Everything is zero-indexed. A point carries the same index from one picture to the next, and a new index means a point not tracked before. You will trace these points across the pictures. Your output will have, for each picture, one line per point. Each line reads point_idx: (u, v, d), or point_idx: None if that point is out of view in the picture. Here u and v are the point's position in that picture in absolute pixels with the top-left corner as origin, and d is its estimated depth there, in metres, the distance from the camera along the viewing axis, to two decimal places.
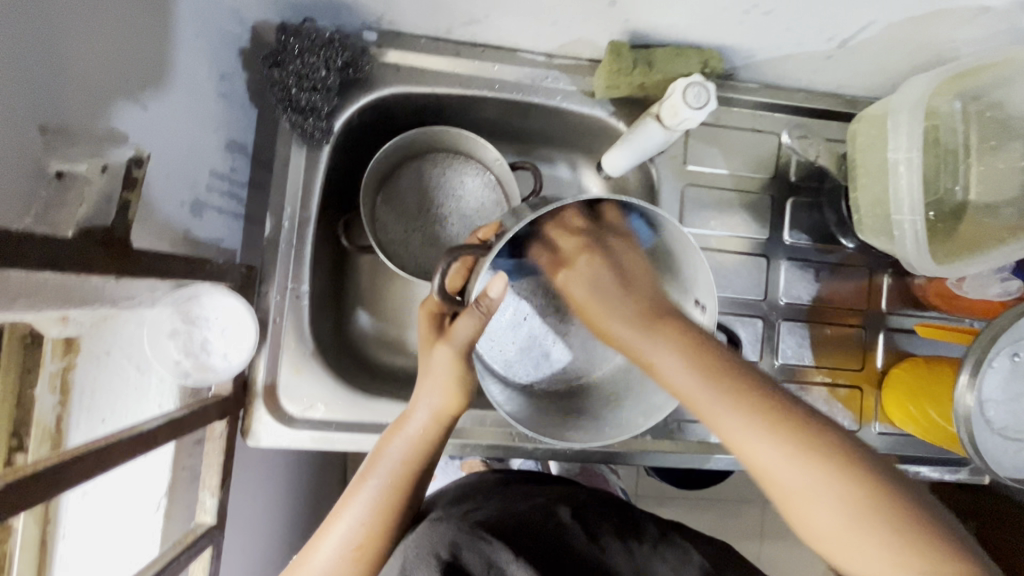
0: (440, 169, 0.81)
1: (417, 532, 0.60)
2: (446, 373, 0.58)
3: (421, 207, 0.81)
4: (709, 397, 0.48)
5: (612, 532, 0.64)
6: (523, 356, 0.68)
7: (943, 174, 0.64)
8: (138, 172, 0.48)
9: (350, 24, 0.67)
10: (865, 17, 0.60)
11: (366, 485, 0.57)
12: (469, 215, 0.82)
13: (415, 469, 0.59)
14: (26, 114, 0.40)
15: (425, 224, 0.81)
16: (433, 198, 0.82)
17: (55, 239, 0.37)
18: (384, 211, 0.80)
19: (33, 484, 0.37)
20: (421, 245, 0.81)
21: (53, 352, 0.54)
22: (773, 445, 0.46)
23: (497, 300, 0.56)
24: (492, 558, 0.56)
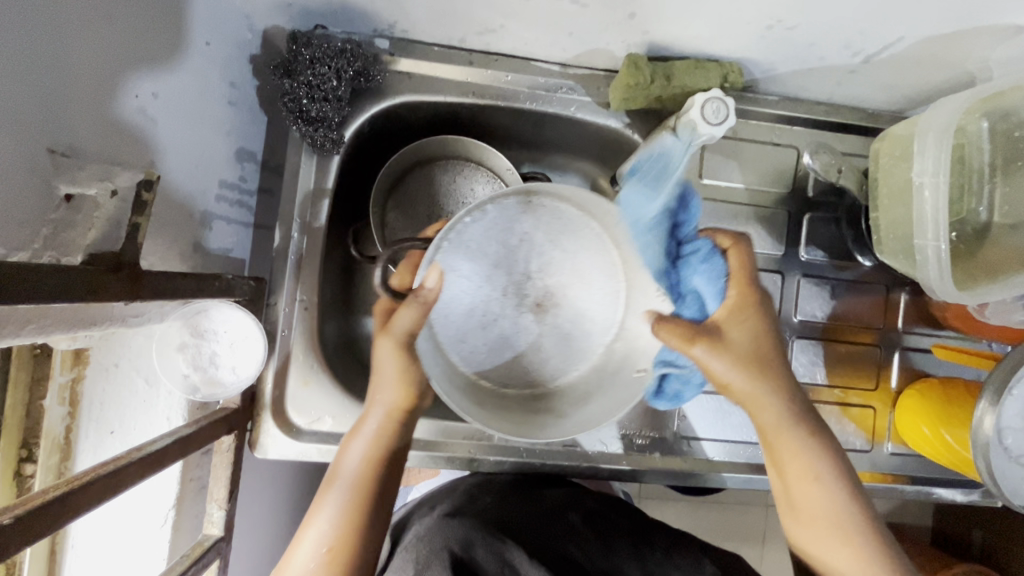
0: (450, 176, 0.80)
1: (430, 526, 0.63)
2: (393, 364, 0.60)
3: (430, 215, 0.80)
4: (780, 448, 0.60)
5: (629, 553, 0.65)
6: (495, 357, 0.68)
7: (967, 195, 0.63)
8: (148, 194, 0.47)
9: (362, 31, 0.66)
10: (893, 33, 0.58)
11: (333, 490, 0.59)
12: None
13: (377, 467, 0.60)
14: (34, 136, 0.39)
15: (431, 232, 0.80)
16: (443, 205, 0.80)
17: (64, 267, 0.36)
18: (393, 220, 0.79)
19: (40, 517, 0.36)
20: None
21: (61, 364, 0.58)
22: (824, 499, 0.58)
23: (434, 289, 0.58)
24: (507, 558, 0.59)
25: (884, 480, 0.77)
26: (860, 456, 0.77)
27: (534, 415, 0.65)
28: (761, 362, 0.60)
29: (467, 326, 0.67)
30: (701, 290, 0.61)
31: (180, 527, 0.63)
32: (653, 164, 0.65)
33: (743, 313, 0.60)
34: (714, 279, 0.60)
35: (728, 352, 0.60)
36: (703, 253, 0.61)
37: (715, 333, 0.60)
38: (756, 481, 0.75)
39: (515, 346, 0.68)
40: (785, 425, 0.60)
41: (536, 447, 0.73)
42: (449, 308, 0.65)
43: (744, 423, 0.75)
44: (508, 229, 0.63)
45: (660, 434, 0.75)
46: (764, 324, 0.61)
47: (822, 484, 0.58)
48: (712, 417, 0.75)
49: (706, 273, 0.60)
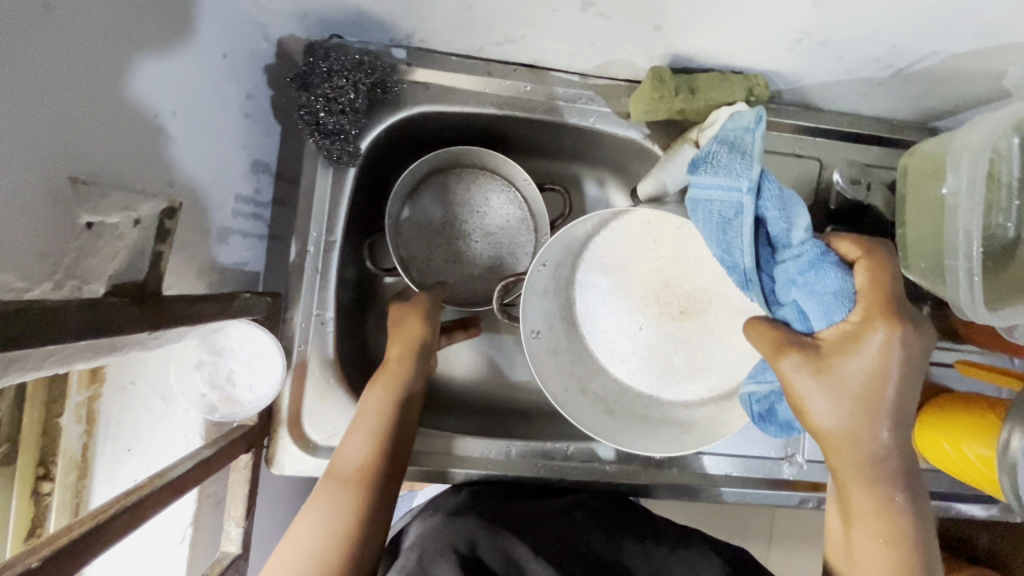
0: (465, 185, 0.79)
1: (433, 527, 0.62)
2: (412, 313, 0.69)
3: (447, 219, 0.79)
4: (857, 502, 0.48)
5: (638, 554, 0.64)
6: (648, 366, 0.70)
7: (994, 209, 0.60)
8: (170, 223, 0.49)
9: (379, 41, 0.64)
10: (927, 48, 0.56)
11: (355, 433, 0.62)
12: (493, 233, 0.80)
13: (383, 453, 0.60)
14: (56, 166, 0.38)
15: (447, 238, 0.79)
16: (459, 214, 0.79)
17: (87, 304, 0.35)
18: (407, 229, 0.78)
19: (66, 555, 0.36)
20: (441, 260, 0.79)
21: (78, 382, 0.57)
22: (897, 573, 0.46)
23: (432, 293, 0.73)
24: (512, 556, 0.59)
25: None
26: None
27: (676, 423, 0.67)
28: (877, 402, 0.44)
29: (612, 335, 0.70)
30: (803, 302, 0.50)
31: (197, 544, 0.62)
32: (721, 151, 0.52)
33: (867, 339, 0.45)
34: (822, 295, 0.48)
35: (833, 383, 0.45)
36: (806, 258, 0.49)
37: (813, 352, 0.46)
38: (774, 496, 0.75)
39: (654, 356, 0.69)
40: (876, 471, 0.46)
41: (553, 463, 0.73)
42: (588, 311, 0.71)
43: (763, 438, 0.75)
44: (646, 238, 0.67)
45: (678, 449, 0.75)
46: (895, 357, 0.44)
47: (901, 553, 0.46)
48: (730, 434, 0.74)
49: (809, 285, 0.49)
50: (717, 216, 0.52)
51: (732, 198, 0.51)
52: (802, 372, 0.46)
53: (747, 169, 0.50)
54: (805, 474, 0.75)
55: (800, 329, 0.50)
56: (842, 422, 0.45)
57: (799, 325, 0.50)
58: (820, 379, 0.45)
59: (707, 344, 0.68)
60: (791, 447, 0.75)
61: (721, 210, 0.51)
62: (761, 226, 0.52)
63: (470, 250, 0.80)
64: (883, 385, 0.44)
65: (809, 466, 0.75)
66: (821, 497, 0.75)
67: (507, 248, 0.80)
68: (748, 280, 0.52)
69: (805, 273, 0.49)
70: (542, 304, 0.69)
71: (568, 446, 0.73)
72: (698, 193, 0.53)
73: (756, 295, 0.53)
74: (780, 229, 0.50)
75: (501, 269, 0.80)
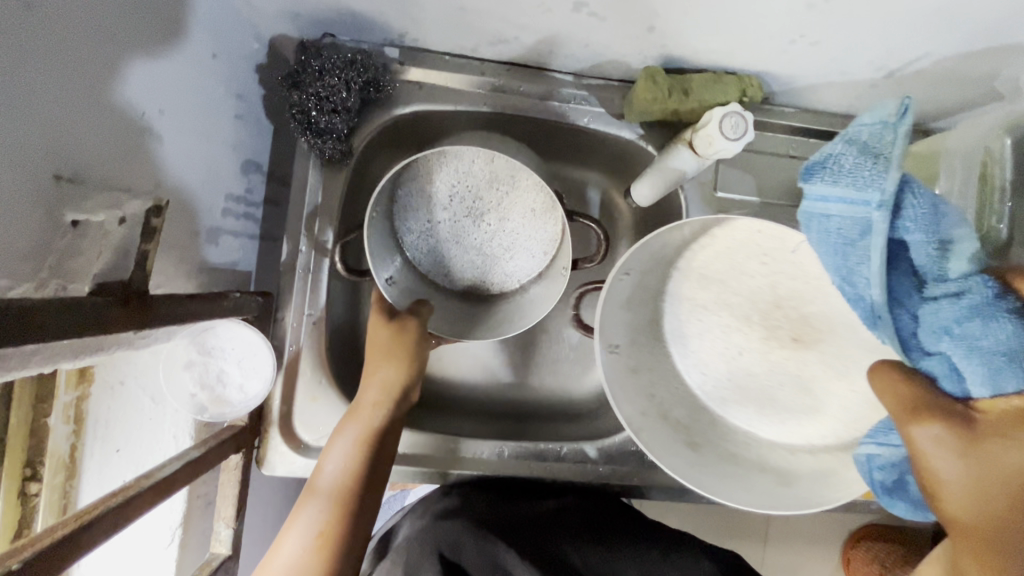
0: (484, 163, 0.67)
1: (418, 530, 0.64)
2: (388, 344, 0.64)
3: (453, 199, 0.70)
4: None
5: (630, 560, 0.64)
6: (745, 396, 0.66)
7: (986, 211, 0.59)
8: (156, 221, 0.48)
9: (371, 40, 0.63)
10: (918, 50, 0.56)
11: (316, 485, 0.59)
12: (508, 220, 0.71)
13: (353, 489, 0.59)
14: (40, 164, 0.38)
15: (452, 218, 0.71)
16: (466, 193, 0.69)
17: (70, 303, 0.35)
18: (409, 201, 0.70)
19: (50, 556, 0.35)
20: (441, 243, 0.71)
21: (66, 382, 0.57)
22: None
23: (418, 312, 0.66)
24: (497, 560, 0.62)
25: None
26: None
27: (773, 472, 0.64)
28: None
29: (705, 351, 0.68)
30: (957, 359, 0.38)
31: (187, 545, 0.62)
32: (848, 151, 0.44)
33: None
34: (987, 354, 0.36)
35: (986, 462, 0.34)
36: (970, 301, 0.38)
37: (963, 418, 0.36)
38: None
39: (750, 386, 0.66)
40: None
41: (545, 464, 0.73)
42: (679, 328, 0.68)
43: None
44: (756, 249, 0.62)
45: None
46: None
47: None
48: None
49: (970, 338, 0.37)
50: (839, 232, 0.43)
51: (857, 213, 0.42)
52: (939, 445, 0.35)
53: (882, 176, 0.41)
54: None
55: (952, 392, 0.38)
56: (994, 514, 0.33)
57: (949, 386, 0.38)
58: (969, 464, 0.34)
59: (821, 379, 0.63)
60: None
61: (843, 229, 0.43)
62: (900, 254, 0.42)
63: (476, 236, 0.71)
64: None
65: None
66: None
67: (523, 241, 0.72)
68: (878, 316, 0.41)
69: (964, 319, 0.38)
70: (624, 315, 0.67)
71: (561, 447, 0.73)
72: (812, 206, 0.45)
73: (885, 337, 0.41)
74: (928, 258, 0.41)
75: (508, 262, 0.72)
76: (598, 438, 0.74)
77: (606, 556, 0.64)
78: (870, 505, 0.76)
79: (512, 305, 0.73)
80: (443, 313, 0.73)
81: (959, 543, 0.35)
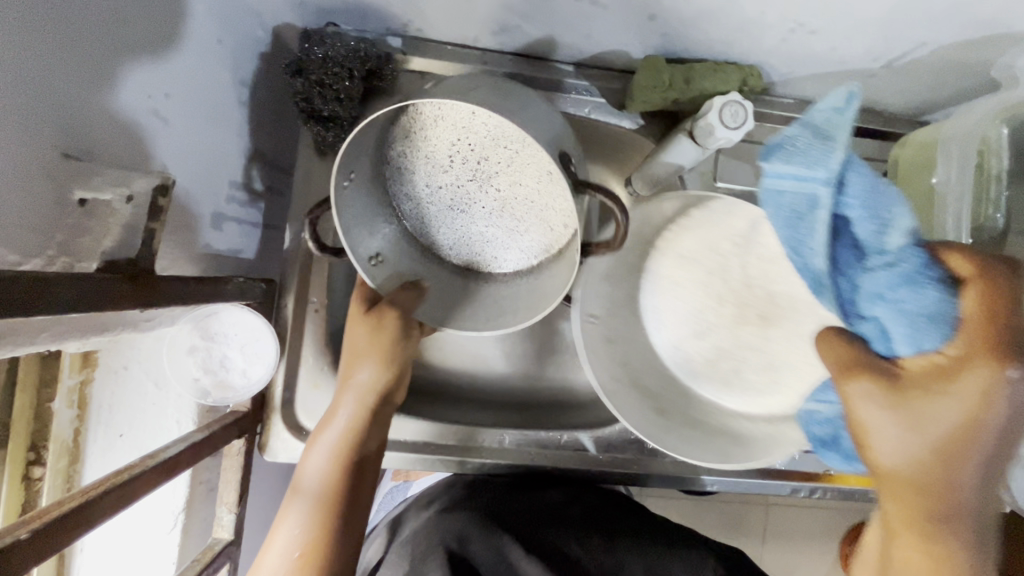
0: (484, 120, 0.54)
1: (426, 521, 0.66)
2: (364, 346, 0.61)
3: (454, 159, 0.56)
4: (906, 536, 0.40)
5: (636, 556, 0.64)
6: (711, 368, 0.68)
7: (984, 201, 0.59)
8: (163, 201, 0.49)
9: (374, 29, 0.64)
10: (917, 38, 0.57)
11: (297, 498, 0.59)
12: (518, 189, 0.57)
13: (337, 501, 0.59)
14: (49, 142, 0.40)
15: (453, 182, 0.58)
16: (467, 154, 0.56)
17: (76, 279, 0.35)
18: (405, 161, 0.58)
19: (57, 528, 0.36)
20: (444, 211, 0.60)
21: (71, 366, 0.59)
22: None
23: (398, 297, 0.60)
24: (503, 552, 0.63)
25: None
26: None
27: (730, 437, 0.65)
28: (965, 454, 0.37)
29: (676, 324, 0.68)
30: (887, 320, 0.42)
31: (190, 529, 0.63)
32: (803, 134, 0.45)
33: (966, 376, 0.37)
34: (912, 316, 0.41)
35: (903, 408, 0.39)
36: (901, 270, 0.41)
37: (891, 376, 0.40)
38: (766, 485, 0.75)
39: (713, 355, 0.67)
40: (945, 527, 0.38)
41: (548, 452, 0.73)
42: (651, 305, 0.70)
43: None
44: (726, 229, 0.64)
45: None
46: (998, 402, 0.36)
47: None
48: None
49: (899, 302, 0.41)
50: (790, 208, 0.45)
51: (805, 189, 0.44)
52: (869, 399, 0.40)
53: (826, 157, 0.44)
54: (796, 464, 0.75)
55: (879, 351, 0.43)
56: (900, 449, 0.39)
57: (881, 346, 0.43)
58: (895, 412, 0.39)
59: (785, 355, 0.64)
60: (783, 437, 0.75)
61: (795, 204, 0.45)
62: (844, 229, 0.45)
63: (482, 203, 0.58)
64: (984, 433, 0.37)
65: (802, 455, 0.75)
66: (812, 487, 0.75)
67: (537, 213, 0.58)
68: (820, 283, 0.45)
69: (892, 287, 0.42)
70: (603, 287, 0.68)
71: (562, 434, 0.73)
72: (766, 182, 0.47)
73: (829, 302, 0.45)
74: (870, 233, 0.43)
75: (521, 237, 0.60)
76: (597, 426, 0.74)
77: (604, 544, 0.65)
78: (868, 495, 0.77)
79: (519, 288, 0.63)
80: (440, 299, 0.63)
81: (882, 486, 0.41)
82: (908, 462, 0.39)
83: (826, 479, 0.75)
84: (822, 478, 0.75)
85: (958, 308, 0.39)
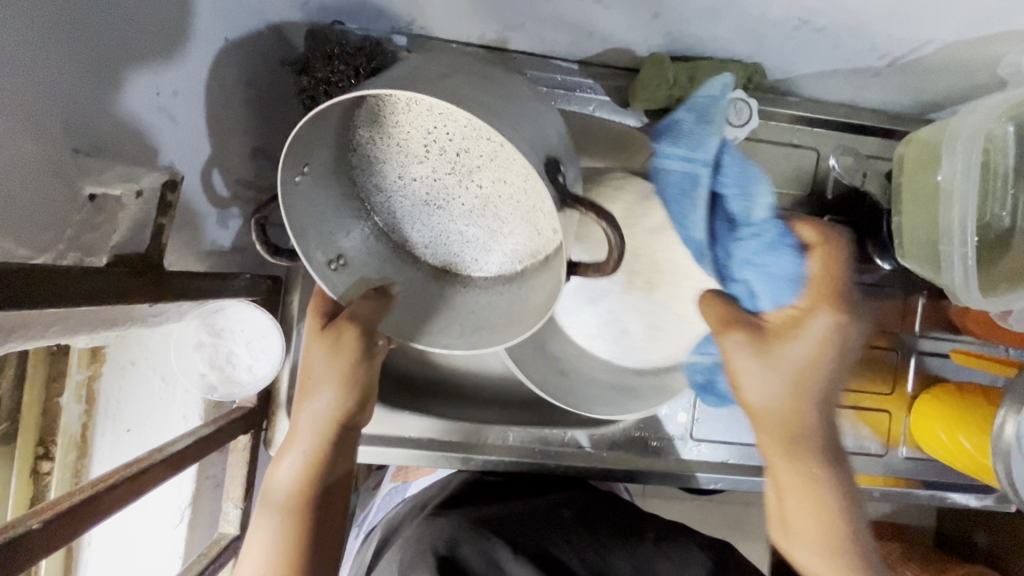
0: (457, 119, 0.50)
1: (414, 528, 0.61)
2: (323, 364, 0.55)
3: (430, 148, 0.52)
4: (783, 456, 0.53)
5: (623, 555, 0.59)
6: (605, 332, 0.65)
7: (991, 199, 0.61)
8: (171, 196, 0.50)
9: (379, 28, 0.63)
10: (923, 35, 0.56)
11: (262, 524, 0.53)
12: (499, 189, 0.53)
13: (305, 525, 0.53)
14: (61, 136, 0.41)
15: (429, 175, 0.54)
16: (442, 148, 0.52)
17: (84, 272, 0.35)
18: (374, 151, 0.54)
19: (68, 519, 0.36)
20: (419, 207, 0.56)
21: (80, 361, 0.61)
22: (835, 524, 0.53)
23: (356, 310, 0.54)
24: (494, 557, 0.56)
25: (896, 484, 0.77)
26: (875, 460, 0.76)
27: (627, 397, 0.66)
28: (811, 381, 0.50)
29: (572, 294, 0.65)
30: (755, 281, 0.53)
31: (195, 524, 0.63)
32: (688, 118, 0.57)
33: (811, 324, 0.50)
34: (775, 276, 0.51)
35: (769, 357, 0.50)
36: (764, 238, 0.52)
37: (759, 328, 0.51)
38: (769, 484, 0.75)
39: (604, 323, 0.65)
40: (798, 438, 0.52)
41: (552, 449, 0.73)
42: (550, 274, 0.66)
43: None
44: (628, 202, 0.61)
45: (671, 436, 0.74)
46: (834, 339, 0.49)
47: (819, 485, 0.53)
48: (728, 423, 0.74)
49: (764, 265, 0.52)
50: (677, 186, 0.56)
51: (690, 169, 0.55)
52: (744, 351, 0.50)
53: (706, 141, 0.55)
54: None
55: (748, 308, 0.53)
56: (764, 389, 0.50)
57: (749, 303, 0.53)
58: (761, 360, 0.50)
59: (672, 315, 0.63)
60: None
61: (681, 182, 0.56)
62: (721, 205, 0.55)
63: (462, 199, 0.55)
64: (822, 365, 0.50)
65: None
66: None
67: (522, 216, 0.54)
68: (702, 252, 0.56)
69: (761, 252, 0.52)
70: None
71: (566, 433, 0.73)
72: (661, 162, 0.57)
73: (709, 267, 0.55)
74: (741, 208, 0.54)
75: (504, 238, 0.57)
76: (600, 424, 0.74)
77: (593, 544, 0.60)
78: (873, 494, 0.76)
79: (497, 299, 0.58)
80: (408, 309, 0.58)
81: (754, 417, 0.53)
82: (774, 398, 0.51)
83: None
84: None
85: (803, 271, 0.51)
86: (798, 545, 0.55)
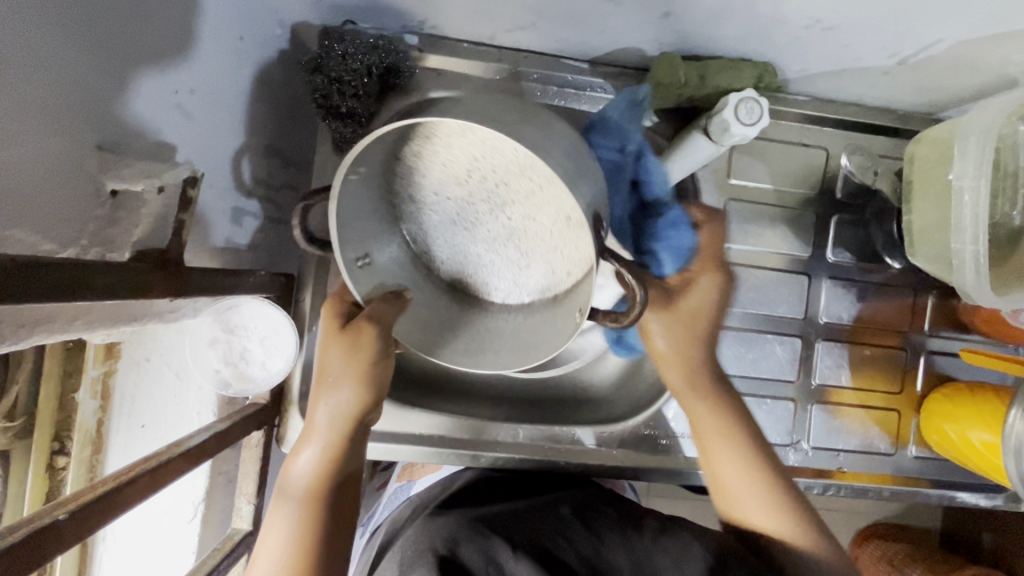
0: (505, 157, 0.46)
1: (415, 529, 0.59)
2: (339, 363, 0.53)
3: (472, 173, 0.49)
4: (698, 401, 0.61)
5: (620, 549, 0.57)
6: None
7: (1001, 198, 0.61)
8: (192, 192, 0.52)
9: (390, 27, 0.64)
10: (932, 34, 0.57)
11: (277, 516, 0.52)
12: (527, 229, 0.50)
13: (320, 519, 0.52)
14: (85, 134, 0.42)
15: (461, 200, 0.51)
16: (480, 180, 0.48)
17: (107, 266, 0.36)
18: (411, 169, 0.51)
19: (94, 509, 0.37)
20: (446, 226, 0.54)
21: (95, 357, 0.62)
22: (752, 474, 0.59)
23: (374, 309, 0.53)
24: (493, 556, 0.54)
25: (905, 483, 0.76)
26: (883, 459, 0.76)
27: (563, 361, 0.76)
28: (700, 329, 0.60)
29: None
30: (659, 251, 0.61)
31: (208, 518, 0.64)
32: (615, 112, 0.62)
33: (701, 285, 0.60)
34: (675, 248, 0.60)
35: (671, 315, 0.59)
36: (666, 217, 0.61)
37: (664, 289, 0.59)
38: None
39: None
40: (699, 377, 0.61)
41: (561, 446, 0.74)
42: None
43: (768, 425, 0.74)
44: None
45: (679, 434, 0.75)
46: (715, 295, 0.60)
47: (732, 435, 0.60)
48: None
49: (668, 239, 0.60)
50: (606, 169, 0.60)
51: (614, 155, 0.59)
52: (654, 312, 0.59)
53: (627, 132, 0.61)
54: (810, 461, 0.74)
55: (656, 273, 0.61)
56: (666, 342, 0.60)
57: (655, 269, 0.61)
58: (664, 318, 0.59)
59: None
60: (797, 433, 0.74)
61: (608, 165, 0.59)
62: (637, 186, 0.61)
63: (489, 227, 0.52)
64: (708, 317, 0.60)
65: (815, 452, 0.74)
66: (827, 484, 0.74)
67: (546, 254, 0.52)
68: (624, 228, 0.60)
69: (664, 228, 0.60)
70: None
71: (574, 430, 0.74)
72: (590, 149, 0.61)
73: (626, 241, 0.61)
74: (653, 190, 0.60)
75: (525, 270, 0.54)
76: (608, 423, 0.74)
77: (590, 538, 0.58)
78: (883, 493, 0.76)
79: (505, 324, 0.57)
80: (421, 319, 0.58)
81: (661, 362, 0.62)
82: (675, 347, 0.60)
83: (840, 476, 0.75)
84: (836, 475, 0.75)
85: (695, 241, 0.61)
86: (727, 490, 0.61)
